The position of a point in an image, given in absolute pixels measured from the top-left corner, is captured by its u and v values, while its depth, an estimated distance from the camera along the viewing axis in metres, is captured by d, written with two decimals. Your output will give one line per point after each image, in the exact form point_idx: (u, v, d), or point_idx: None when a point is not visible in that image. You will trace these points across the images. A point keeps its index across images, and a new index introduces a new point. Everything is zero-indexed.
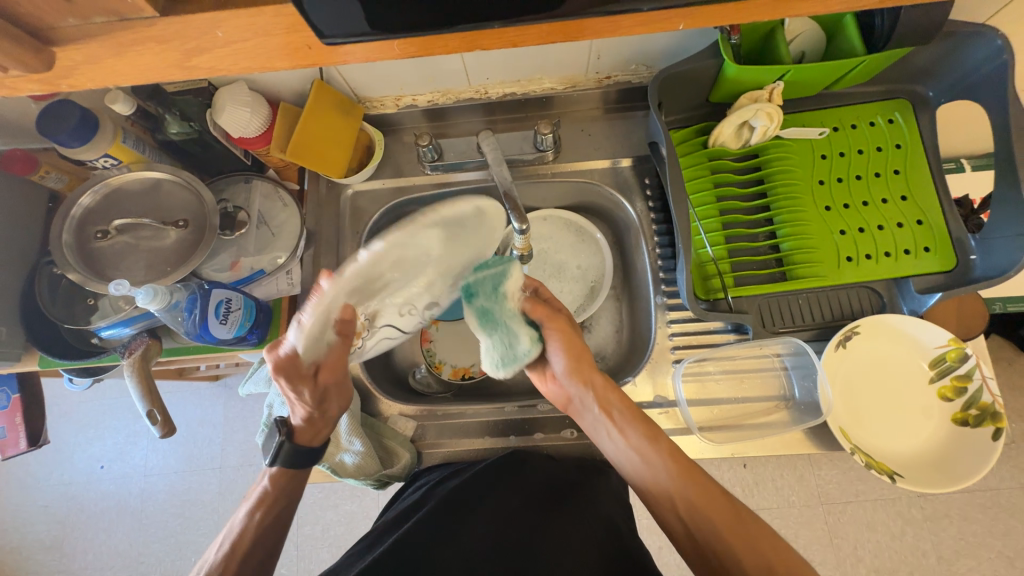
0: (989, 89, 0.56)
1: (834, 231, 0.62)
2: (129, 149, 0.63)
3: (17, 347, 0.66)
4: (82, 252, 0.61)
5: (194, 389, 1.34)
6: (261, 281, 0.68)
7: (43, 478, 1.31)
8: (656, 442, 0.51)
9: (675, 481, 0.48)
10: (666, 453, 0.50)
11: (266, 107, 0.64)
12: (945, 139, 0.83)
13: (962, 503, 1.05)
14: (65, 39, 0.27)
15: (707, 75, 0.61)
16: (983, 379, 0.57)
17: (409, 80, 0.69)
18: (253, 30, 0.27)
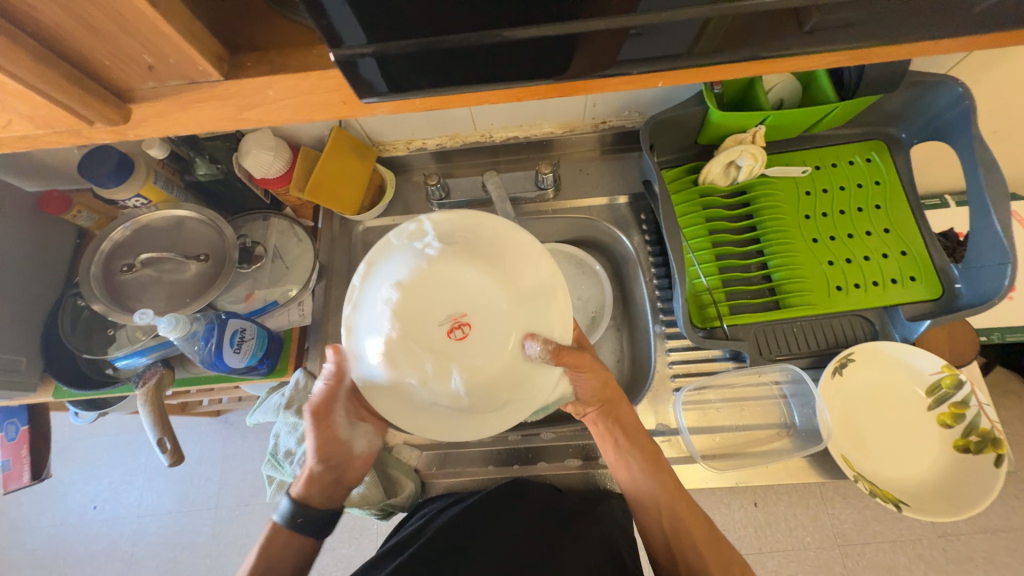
0: (955, 132, 0.61)
1: (822, 262, 0.65)
2: (159, 189, 0.68)
3: (35, 377, 0.68)
4: (107, 284, 0.64)
5: (196, 425, 1.34)
6: (274, 313, 0.71)
7: (34, 518, 1.28)
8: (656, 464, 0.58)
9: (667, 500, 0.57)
10: (663, 477, 0.57)
11: (287, 151, 0.69)
12: (925, 177, 0.87)
13: (983, 544, 1.01)
14: (141, 98, 0.31)
15: (694, 120, 0.66)
16: (980, 405, 0.58)
17: (421, 127, 0.75)
18: (301, 91, 0.31)
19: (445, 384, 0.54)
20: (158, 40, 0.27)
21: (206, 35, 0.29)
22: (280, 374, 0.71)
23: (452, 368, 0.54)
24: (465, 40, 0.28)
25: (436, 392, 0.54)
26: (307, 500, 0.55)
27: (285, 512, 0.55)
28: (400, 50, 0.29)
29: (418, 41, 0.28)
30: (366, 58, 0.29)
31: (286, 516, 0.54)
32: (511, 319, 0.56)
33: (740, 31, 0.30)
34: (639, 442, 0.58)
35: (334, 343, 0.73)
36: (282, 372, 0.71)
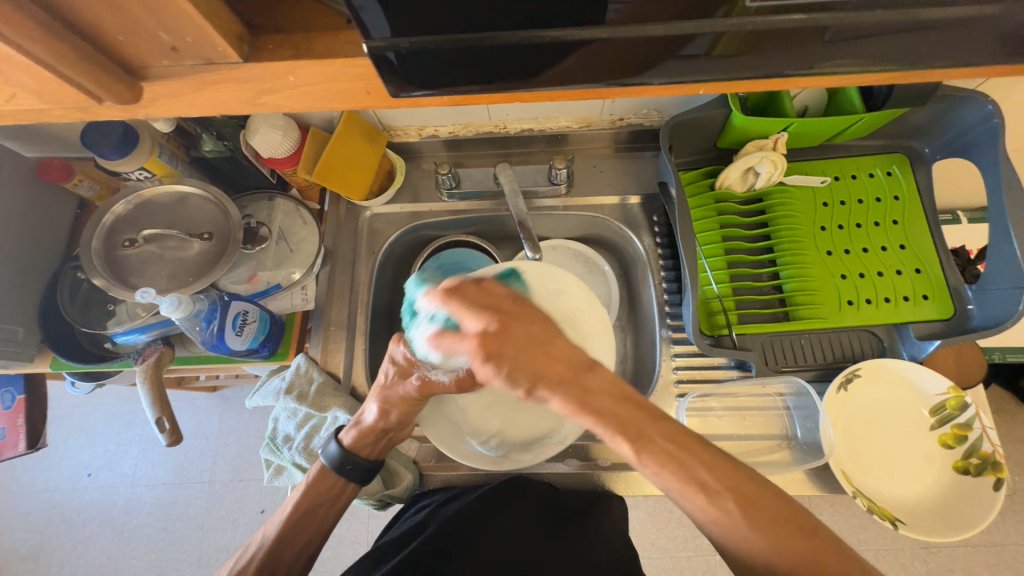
0: (981, 151, 0.60)
1: (835, 275, 0.65)
2: (164, 164, 0.66)
3: (31, 348, 0.67)
4: (109, 259, 0.63)
5: (191, 399, 1.33)
6: (276, 296, 0.70)
7: (28, 483, 1.28)
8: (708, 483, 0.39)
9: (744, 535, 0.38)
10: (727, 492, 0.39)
11: (296, 131, 0.68)
12: (941, 192, 0.86)
13: (965, 557, 1.03)
14: (154, 77, 0.30)
15: (715, 123, 0.65)
16: (983, 428, 0.58)
17: (433, 113, 0.73)
18: (323, 78, 0.30)
19: (475, 422, 0.63)
20: (176, 18, 0.26)
21: (225, 14, 0.28)
22: (281, 358, 0.70)
23: (491, 413, 0.63)
24: (502, 39, 0.27)
25: (462, 420, 0.63)
26: (356, 452, 0.57)
27: (330, 455, 0.57)
28: (435, 44, 0.27)
29: (456, 39, 0.27)
30: (397, 51, 0.27)
31: (334, 461, 0.57)
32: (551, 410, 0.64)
33: (788, 40, 0.29)
34: (601, 390, 0.42)
35: (336, 330, 0.72)
36: (283, 356, 0.70)
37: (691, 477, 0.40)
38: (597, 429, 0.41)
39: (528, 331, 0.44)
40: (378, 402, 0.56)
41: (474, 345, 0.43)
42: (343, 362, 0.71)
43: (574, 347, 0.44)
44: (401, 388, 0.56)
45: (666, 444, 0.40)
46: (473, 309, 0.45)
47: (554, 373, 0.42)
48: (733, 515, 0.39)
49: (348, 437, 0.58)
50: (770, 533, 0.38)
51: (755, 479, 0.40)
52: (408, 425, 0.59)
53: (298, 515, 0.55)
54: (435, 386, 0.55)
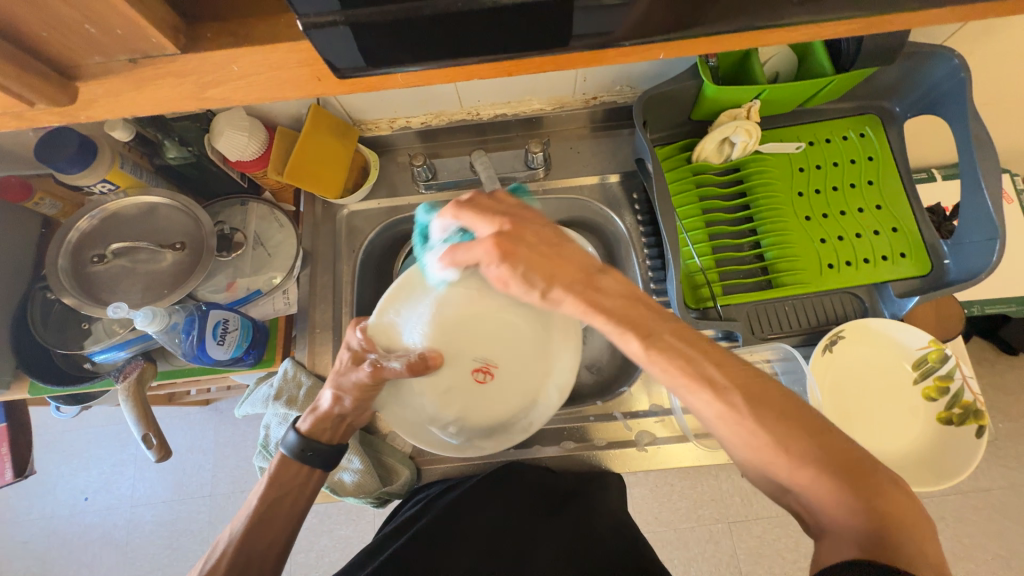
0: (951, 105, 0.60)
1: (815, 240, 0.65)
2: (127, 174, 0.64)
3: (8, 374, 0.65)
4: (77, 276, 0.61)
5: (184, 414, 1.31)
6: (258, 302, 0.69)
7: (24, 512, 1.26)
8: (727, 381, 0.39)
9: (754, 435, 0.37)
10: (746, 396, 0.38)
11: (263, 131, 0.66)
12: (914, 151, 0.87)
13: (956, 505, 1.06)
14: (89, 76, 0.28)
15: (688, 94, 0.64)
16: (964, 378, 0.59)
17: (403, 104, 0.71)
18: (269, 67, 0.29)
19: (434, 408, 0.60)
20: (101, 10, 0.24)
21: (157, 3, 0.26)
22: (268, 364, 0.69)
23: (448, 398, 0.60)
24: (446, 9, 0.26)
25: (419, 406, 0.60)
26: (316, 437, 0.58)
27: (292, 444, 0.57)
28: (372, 18, 0.26)
29: (395, 11, 0.26)
30: (333, 29, 0.26)
31: (295, 450, 0.56)
32: (530, 383, 0.61)
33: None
34: (613, 293, 0.43)
35: (322, 331, 0.71)
36: (270, 362, 0.69)
37: (698, 372, 0.39)
38: (607, 326, 0.42)
39: (542, 234, 0.44)
40: (331, 389, 0.57)
41: (488, 248, 0.43)
42: (331, 363, 0.70)
43: (584, 251, 0.44)
44: (353, 374, 0.57)
45: (671, 337, 0.41)
46: (481, 214, 0.45)
47: (565, 275, 0.43)
48: (741, 411, 0.38)
49: (304, 423, 0.58)
50: (776, 430, 0.37)
51: (762, 379, 0.39)
52: (367, 410, 0.60)
53: (265, 508, 0.54)
54: (387, 372, 0.56)
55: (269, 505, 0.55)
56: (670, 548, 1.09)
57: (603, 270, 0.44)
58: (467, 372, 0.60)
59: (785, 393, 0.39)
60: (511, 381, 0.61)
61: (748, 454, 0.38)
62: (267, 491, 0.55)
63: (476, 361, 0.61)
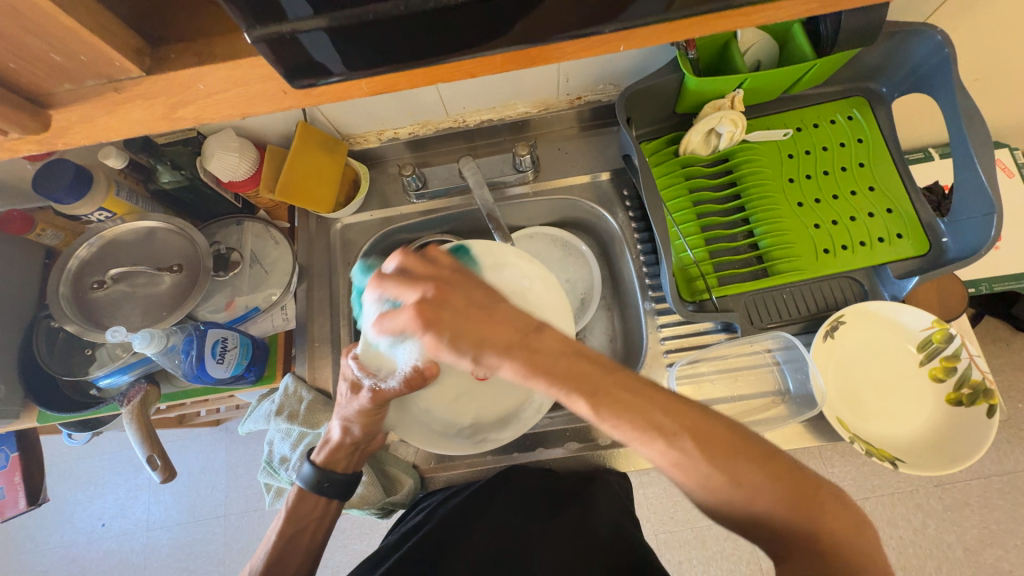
0: (937, 82, 0.59)
1: (809, 226, 0.65)
2: (123, 202, 0.66)
3: (16, 404, 0.66)
4: (79, 303, 0.62)
5: (195, 436, 1.32)
6: (256, 319, 0.70)
7: (43, 541, 1.27)
8: (678, 431, 0.37)
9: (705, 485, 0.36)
10: (702, 445, 0.36)
11: (253, 151, 0.67)
12: (908, 132, 0.86)
13: (981, 489, 1.03)
14: (61, 103, 0.29)
15: (670, 88, 0.64)
16: (971, 357, 0.58)
17: (390, 116, 0.72)
18: (235, 81, 0.29)
19: (447, 416, 0.61)
20: (63, 36, 0.25)
21: (119, 27, 0.27)
22: (269, 381, 0.70)
23: (460, 403, 0.61)
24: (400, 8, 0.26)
25: (428, 411, 0.60)
26: (333, 467, 0.58)
27: (309, 477, 0.57)
28: (325, 26, 0.26)
29: (348, 15, 0.26)
30: (288, 39, 0.26)
31: (310, 482, 0.57)
32: (517, 386, 0.62)
33: None
34: (552, 351, 0.40)
35: (321, 345, 0.71)
36: (271, 379, 0.70)
37: (648, 424, 0.37)
38: (549, 389, 0.39)
39: (471, 297, 0.43)
40: (340, 420, 0.57)
41: (413, 315, 0.42)
42: (331, 377, 0.70)
43: (518, 313, 0.43)
44: (354, 402, 0.56)
45: (621, 391, 0.38)
46: (408, 283, 0.44)
47: (499, 339, 0.41)
48: (693, 455, 0.36)
49: (324, 453, 0.59)
50: (728, 467, 0.36)
51: (708, 417, 0.38)
52: (377, 434, 0.60)
53: (285, 542, 0.56)
54: (387, 392, 0.55)
55: (286, 542, 0.56)
56: (688, 548, 1.07)
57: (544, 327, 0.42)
58: (463, 370, 0.60)
59: (731, 426, 0.38)
60: (511, 372, 0.62)
61: (711, 488, 0.36)
62: (285, 526, 0.56)
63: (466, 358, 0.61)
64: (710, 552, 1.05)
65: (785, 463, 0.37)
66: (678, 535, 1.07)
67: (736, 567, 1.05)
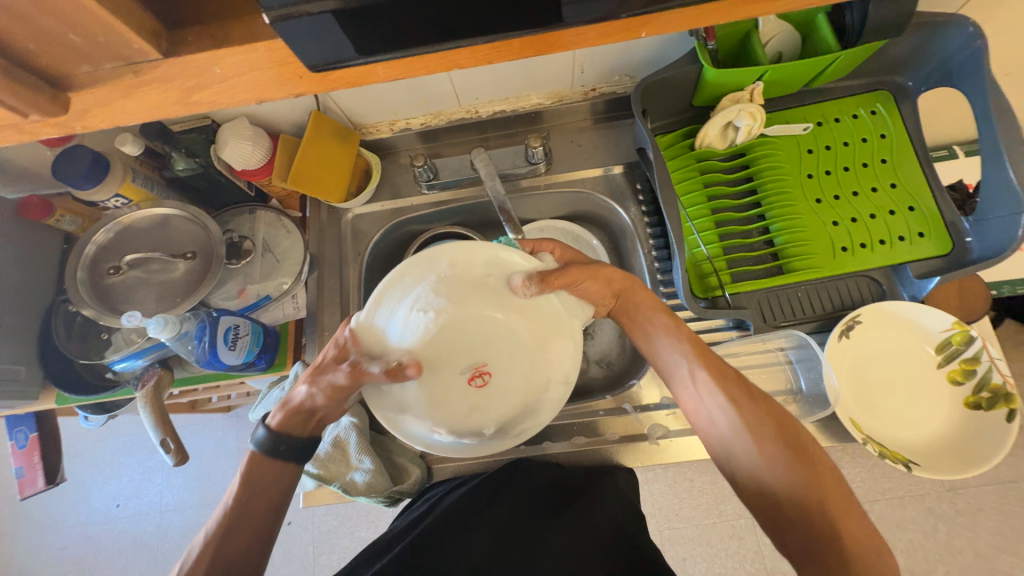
0: (966, 76, 0.57)
1: (827, 223, 0.63)
2: (139, 188, 0.66)
3: (35, 386, 0.67)
4: (95, 287, 0.63)
5: (207, 421, 1.35)
6: (268, 307, 0.70)
7: (62, 519, 1.31)
8: (771, 419, 0.47)
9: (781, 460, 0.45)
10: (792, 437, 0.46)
11: (266, 139, 0.67)
12: (932, 128, 0.84)
13: (994, 495, 1.02)
14: (79, 87, 0.29)
15: (688, 80, 0.63)
16: (992, 360, 0.56)
17: (403, 106, 0.72)
18: (250, 67, 0.29)
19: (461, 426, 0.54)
20: (81, 17, 0.25)
21: (136, 9, 0.27)
22: (280, 369, 0.70)
23: (470, 412, 0.54)
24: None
25: (444, 420, 0.54)
26: (286, 432, 0.53)
27: (260, 440, 0.53)
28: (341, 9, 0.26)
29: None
30: (303, 24, 0.26)
31: (265, 446, 0.52)
32: (523, 381, 0.55)
33: None
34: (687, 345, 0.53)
35: (331, 334, 0.72)
36: (282, 366, 0.70)
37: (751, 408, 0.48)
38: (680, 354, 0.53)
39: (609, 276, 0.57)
40: (307, 384, 0.53)
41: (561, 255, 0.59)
42: None
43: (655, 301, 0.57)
44: (334, 374, 0.51)
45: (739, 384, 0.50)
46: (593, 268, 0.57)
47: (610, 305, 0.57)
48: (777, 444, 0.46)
49: (280, 415, 0.54)
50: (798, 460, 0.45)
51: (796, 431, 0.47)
52: (342, 406, 0.56)
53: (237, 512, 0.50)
54: (365, 375, 0.50)
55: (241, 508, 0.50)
56: (692, 545, 1.07)
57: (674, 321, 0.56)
58: (462, 380, 0.54)
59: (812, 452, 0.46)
60: (519, 374, 0.55)
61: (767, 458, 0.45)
62: (240, 489, 0.51)
63: (459, 367, 0.55)
64: (713, 551, 1.05)
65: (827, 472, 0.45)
66: (683, 532, 1.06)
67: (741, 566, 1.05)
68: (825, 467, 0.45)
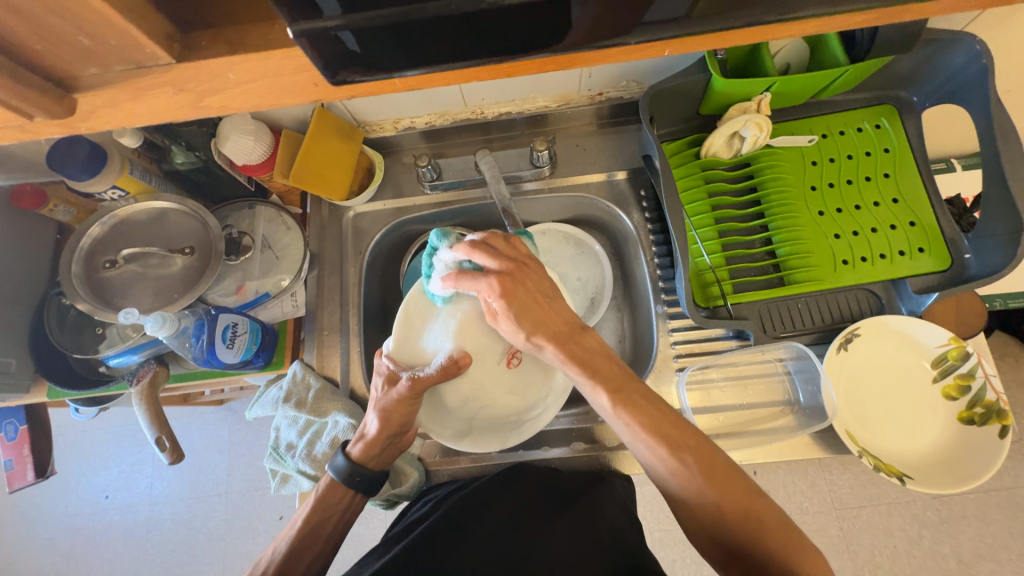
0: (971, 95, 0.58)
1: (829, 235, 0.64)
2: (136, 180, 0.65)
3: (26, 378, 0.66)
4: (90, 282, 0.62)
5: (199, 414, 1.34)
6: (266, 304, 0.69)
7: (49, 509, 1.30)
8: (682, 439, 0.43)
9: (679, 474, 0.42)
10: (708, 447, 0.43)
11: (268, 135, 0.66)
12: (934, 142, 0.84)
13: (979, 503, 1.03)
14: (87, 87, 0.28)
15: (696, 89, 0.63)
16: (987, 376, 0.57)
17: (407, 105, 0.71)
18: (263, 73, 0.28)
19: (503, 408, 0.61)
20: (93, 21, 0.24)
21: (149, 12, 0.26)
22: (278, 367, 0.70)
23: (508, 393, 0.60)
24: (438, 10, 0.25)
25: (506, 411, 0.61)
26: (365, 463, 0.57)
27: (342, 469, 0.56)
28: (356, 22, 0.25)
29: (386, 16, 0.25)
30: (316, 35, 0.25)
31: (343, 474, 0.57)
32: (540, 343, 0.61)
33: None
34: (591, 348, 0.49)
35: (330, 333, 0.72)
36: (279, 365, 0.70)
37: (657, 427, 0.44)
38: (580, 375, 0.47)
39: (538, 284, 0.51)
40: (375, 413, 0.56)
41: (493, 283, 0.49)
42: (340, 366, 0.70)
43: (570, 310, 0.51)
44: (393, 394, 0.55)
45: (640, 397, 0.46)
46: (492, 256, 0.51)
47: (552, 325, 0.49)
48: (690, 469, 0.41)
49: (358, 452, 0.57)
50: (711, 480, 0.41)
51: (712, 450, 0.42)
52: (411, 427, 0.58)
53: (309, 529, 0.56)
54: (425, 381, 0.55)
55: (311, 526, 0.56)
56: (683, 547, 1.08)
57: (585, 331, 0.50)
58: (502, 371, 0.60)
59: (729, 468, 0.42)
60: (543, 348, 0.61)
61: (653, 457, 0.43)
62: (312, 513, 0.56)
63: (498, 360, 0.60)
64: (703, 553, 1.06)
65: (736, 476, 0.41)
66: (674, 534, 1.07)
67: None
68: (727, 458, 0.42)
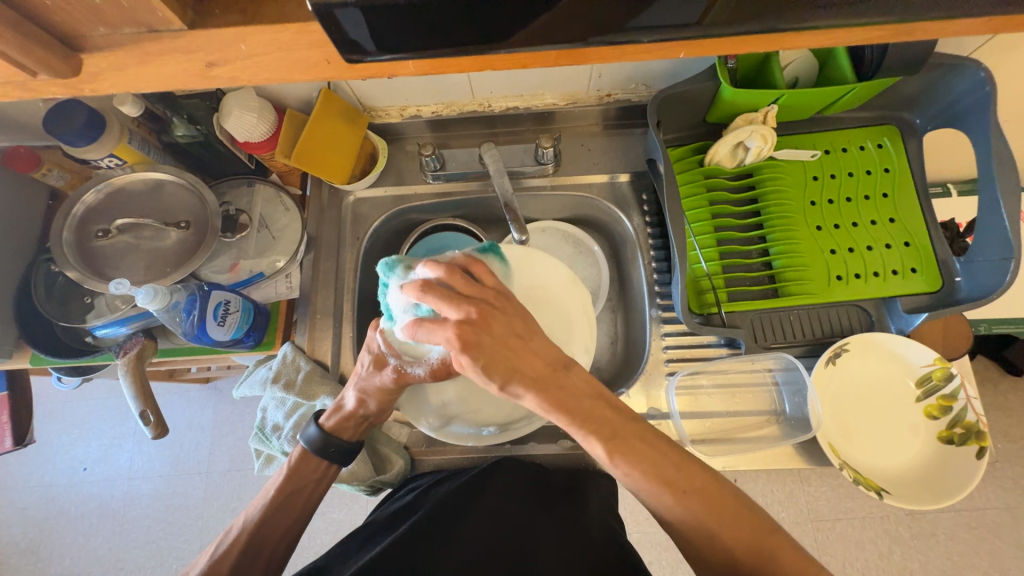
0: (973, 120, 0.58)
1: (825, 251, 0.64)
2: (134, 150, 0.64)
3: (9, 343, 0.65)
4: (81, 249, 0.61)
5: (184, 391, 1.33)
6: (260, 284, 0.69)
7: (24, 478, 1.28)
8: (688, 485, 0.43)
9: (685, 517, 0.43)
10: (716, 480, 0.44)
11: (272, 113, 0.65)
12: (932, 165, 0.85)
13: (949, 523, 1.06)
14: (94, 47, 0.28)
15: (704, 96, 0.63)
16: (968, 398, 0.58)
17: (415, 92, 0.71)
18: (276, 45, 0.28)
19: (489, 413, 0.63)
20: None
21: None
22: (268, 347, 0.69)
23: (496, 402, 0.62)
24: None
25: (490, 417, 0.63)
26: (337, 434, 0.58)
27: (313, 439, 0.57)
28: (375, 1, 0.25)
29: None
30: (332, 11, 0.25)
31: (315, 444, 0.57)
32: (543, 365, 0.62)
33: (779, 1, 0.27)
34: (577, 389, 0.45)
35: (322, 317, 0.71)
36: (270, 345, 0.70)
37: (659, 474, 0.43)
38: (567, 424, 0.44)
39: (509, 326, 0.45)
40: (355, 390, 0.56)
41: (452, 336, 0.42)
42: (330, 350, 0.69)
43: (549, 349, 0.46)
44: (376, 378, 0.56)
45: (636, 441, 0.44)
46: (447, 297, 0.44)
47: (529, 369, 0.44)
48: (698, 513, 0.43)
49: (331, 420, 0.58)
50: (721, 519, 0.42)
51: (719, 484, 0.44)
52: (388, 410, 0.60)
53: (283, 498, 0.55)
54: (410, 377, 0.56)
55: (285, 496, 0.55)
56: (659, 549, 1.09)
57: (568, 368, 0.46)
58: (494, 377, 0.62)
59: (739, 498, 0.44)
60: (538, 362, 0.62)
61: (655, 502, 0.44)
62: (285, 482, 0.56)
63: None
64: (678, 556, 1.08)
65: (746, 510, 0.43)
66: (651, 536, 1.09)
67: None
68: (735, 492, 0.44)
